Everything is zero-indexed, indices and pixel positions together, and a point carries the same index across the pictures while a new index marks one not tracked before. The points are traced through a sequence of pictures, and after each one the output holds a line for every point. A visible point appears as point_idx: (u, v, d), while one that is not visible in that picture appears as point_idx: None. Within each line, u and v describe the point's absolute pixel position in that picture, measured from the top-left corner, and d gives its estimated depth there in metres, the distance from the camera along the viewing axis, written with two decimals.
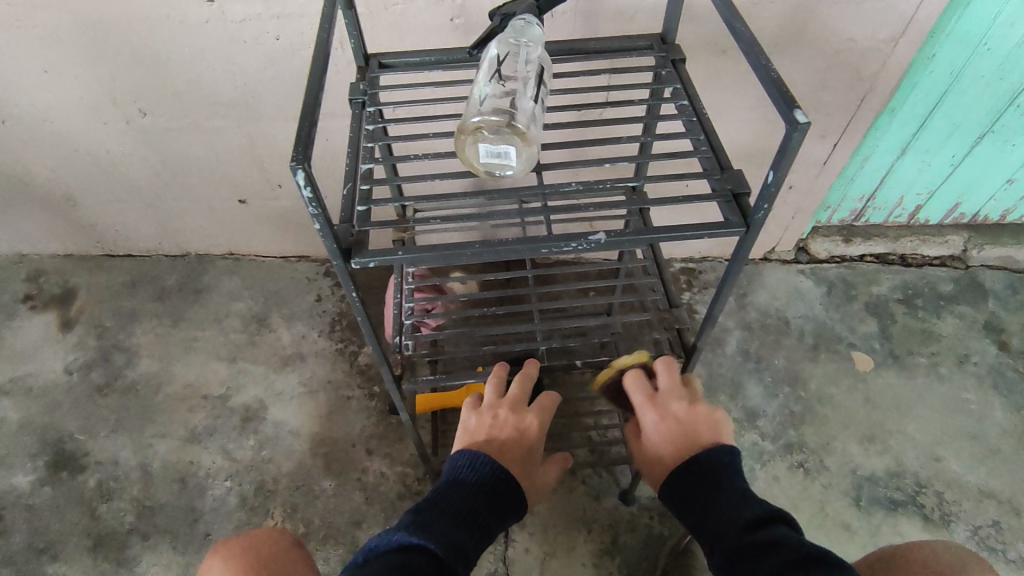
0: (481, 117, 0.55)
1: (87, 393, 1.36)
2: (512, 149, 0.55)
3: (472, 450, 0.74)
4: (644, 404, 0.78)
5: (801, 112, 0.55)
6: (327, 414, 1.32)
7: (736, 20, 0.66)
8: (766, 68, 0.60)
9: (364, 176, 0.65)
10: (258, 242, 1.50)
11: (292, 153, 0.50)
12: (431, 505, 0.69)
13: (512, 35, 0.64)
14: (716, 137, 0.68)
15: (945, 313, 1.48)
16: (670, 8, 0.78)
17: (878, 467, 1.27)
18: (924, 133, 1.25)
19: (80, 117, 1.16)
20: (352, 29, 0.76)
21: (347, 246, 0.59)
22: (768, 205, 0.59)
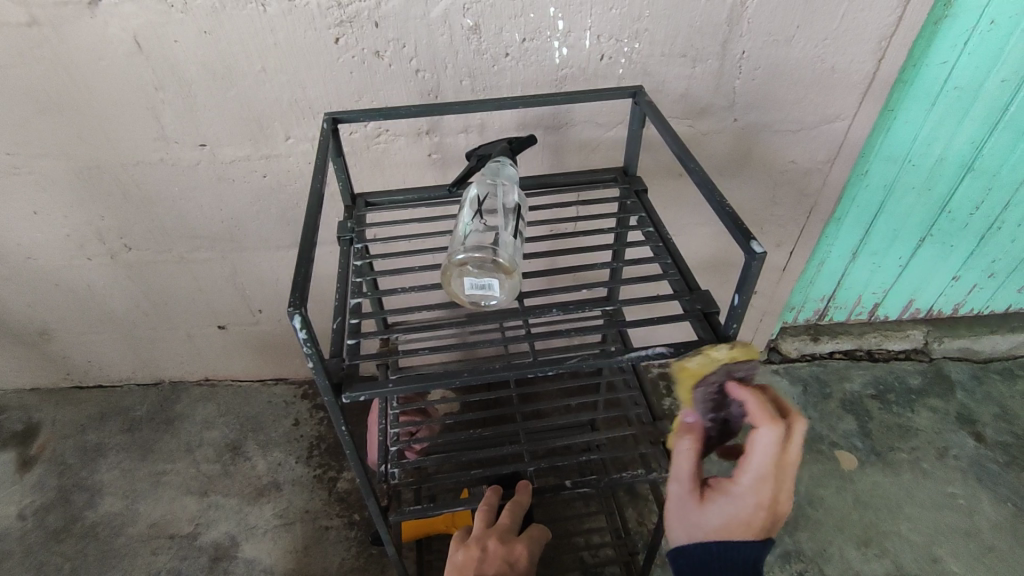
0: (465, 254, 0.59)
1: (41, 540, 1.27)
2: (496, 282, 0.58)
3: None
4: (763, 481, 0.61)
5: (756, 241, 0.59)
6: (304, 548, 1.25)
7: (687, 159, 0.71)
8: (721, 200, 0.66)
9: (352, 310, 0.68)
10: (235, 366, 1.48)
11: (290, 299, 0.53)
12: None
13: (488, 176, 0.70)
14: (683, 262, 0.73)
15: (918, 406, 1.51)
16: (630, 145, 0.87)
17: (879, 572, 1.23)
18: (871, 238, 1.35)
19: (64, 253, 1.18)
20: (340, 172, 0.82)
21: (339, 381, 0.60)
22: (738, 324, 0.62)
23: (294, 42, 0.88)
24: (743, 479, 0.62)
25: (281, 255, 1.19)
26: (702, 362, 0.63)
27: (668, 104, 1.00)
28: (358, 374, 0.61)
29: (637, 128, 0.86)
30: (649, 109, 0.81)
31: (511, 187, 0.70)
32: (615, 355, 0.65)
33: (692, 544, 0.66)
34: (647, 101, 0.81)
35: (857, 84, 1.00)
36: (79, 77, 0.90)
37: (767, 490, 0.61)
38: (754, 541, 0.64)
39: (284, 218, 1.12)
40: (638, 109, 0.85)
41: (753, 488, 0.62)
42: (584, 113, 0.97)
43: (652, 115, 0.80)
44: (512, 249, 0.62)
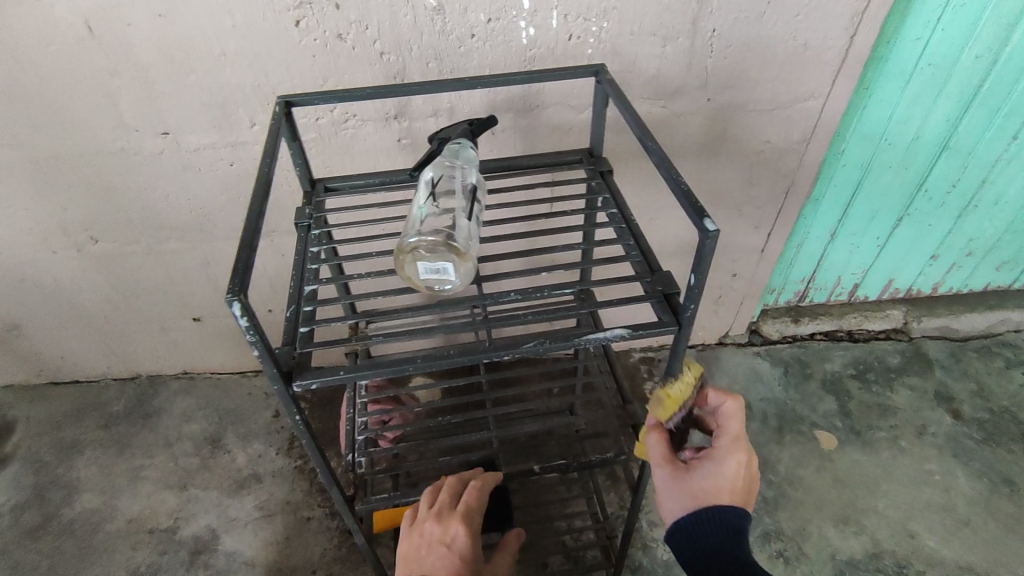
0: (418, 237, 0.58)
1: (18, 538, 1.25)
2: (450, 265, 0.57)
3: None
4: (738, 440, 0.69)
5: (711, 219, 0.59)
6: (285, 539, 1.24)
7: (647, 138, 0.69)
8: (678, 179, 0.64)
9: (308, 298, 0.66)
10: (213, 359, 1.47)
11: (228, 286, 0.52)
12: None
13: (446, 160, 0.69)
14: (645, 243, 0.72)
15: (897, 385, 1.52)
16: (596, 126, 0.85)
17: (857, 549, 1.24)
18: (849, 218, 1.35)
19: (29, 247, 1.15)
20: (301, 159, 0.81)
21: (289, 371, 0.59)
22: (695, 305, 0.62)
23: (253, 25, 0.86)
24: (720, 441, 0.70)
25: None
26: (683, 389, 0.73)
27: (640, 84, 0.99)
28: (310, 364, 0.60)
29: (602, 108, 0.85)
30: (612, 87, 0.79)
31: (468, 170, 0.69)
32: (573, 338, 0.64)
33: (685, 515, 0.70)
34: (611, 80, 0.80)
35: (829, 62, 0.99)
36: (32, 65, 0.88)
37: (739, 451, 0.69)
38: (738, 505, 0.68)
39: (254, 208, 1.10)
40: (602, 88, 0.83)
41: (733, 448, 0.69)
42: (554, 95, 0.95)
43: (615, 95, 0.78)
44: (469, 231, 0.61)
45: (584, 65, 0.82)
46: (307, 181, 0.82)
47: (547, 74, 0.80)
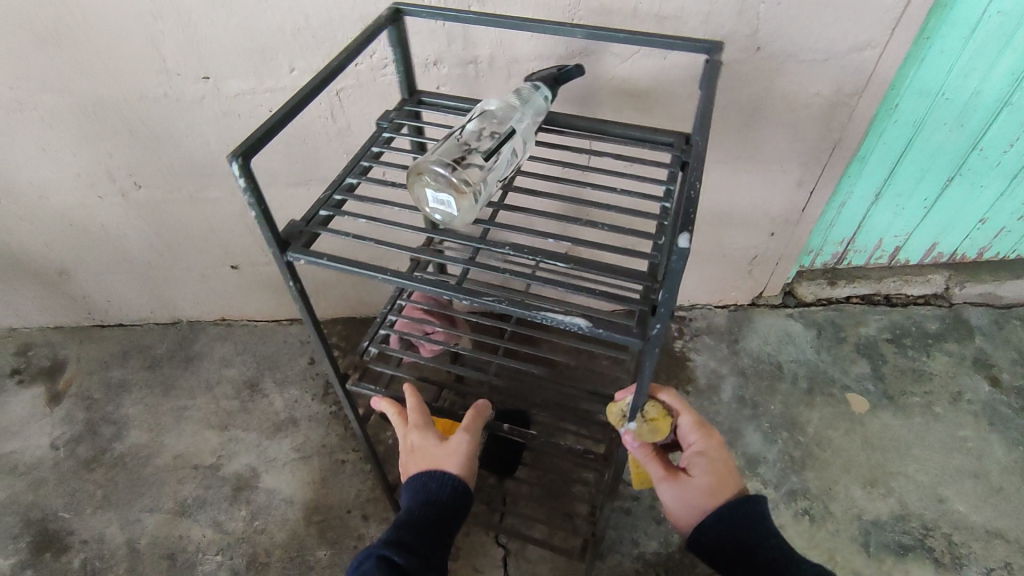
0: (431, 164, 0.63)
1: (73, 469, 1.33)
2: (450, 200, 0.62)
3: (414, 476, 0.82)
4: (706, 431, 0.82)
5: (691, 238, 0.54)
6: (321, 480, 1.29)
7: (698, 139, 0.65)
8: (698, 185, 0.60)
9: (343, 188, 0.74)
10: (249, 306, 1.50)
11: (240, 146, 0.59)
12: (397, 534, 0.78)
13: (516, 98, 0.73)
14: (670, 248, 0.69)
15: (935, 351, 1.49)
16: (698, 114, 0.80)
17: (884, 511, 1.25)
18: (895, 178, 1.30)
19: (75, 191, 1.18)
20: (400, 65, 0.85)
21: (287, 242, 0.67)
22: (663, 324, 0.58)
23: None
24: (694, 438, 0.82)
25: (291, 194, 1.19)
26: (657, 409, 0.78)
27: (688, 31, 0.96)
28: (308, 241, 0.68)
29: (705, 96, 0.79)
30: (711, 77, 0.74)
31: (528, 115, 0.72)
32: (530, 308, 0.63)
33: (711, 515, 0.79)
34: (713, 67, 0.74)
35: (890, 8, 0.94)
36: (78, 4, 0.88)
37: (715, 437, 0.82)
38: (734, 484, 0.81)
39: (293, 156, 1.10)
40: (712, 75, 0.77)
41: (708, 438, 0.82)
42: (600, 44, 0.92)
43: (707, 84, 0.73)
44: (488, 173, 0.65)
45: (702, 42, 0.76)
46: (405, 89, 0.88)
47: (658, 40, 0.76)
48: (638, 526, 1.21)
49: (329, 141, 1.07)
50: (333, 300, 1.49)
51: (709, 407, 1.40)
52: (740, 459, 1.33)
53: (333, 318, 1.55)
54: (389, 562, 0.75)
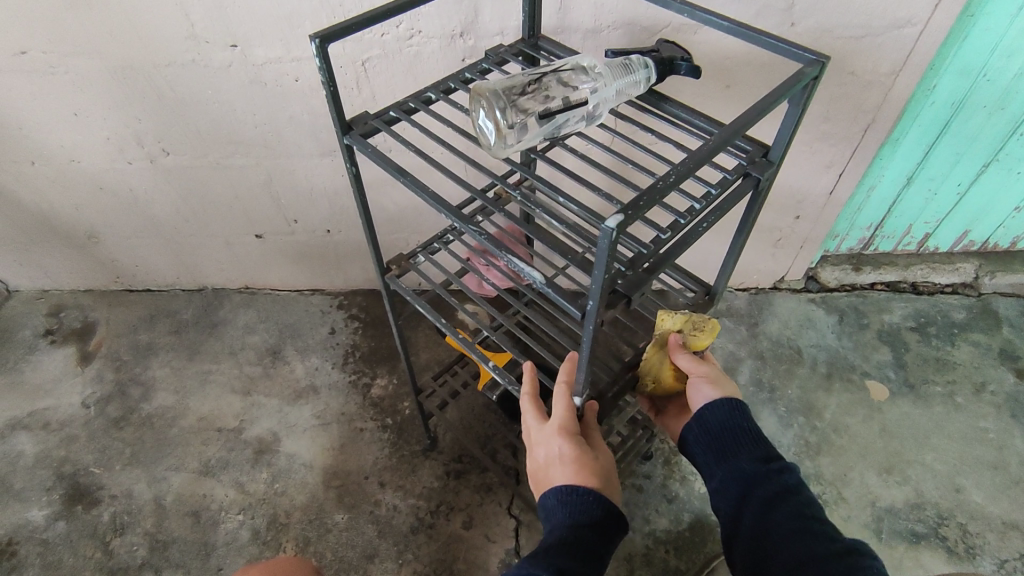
0: (492, 94, 0.67)
1: (103, 427, 1.37)
2: (488, 130, 0.67)
3: (564, 491, 0.73)
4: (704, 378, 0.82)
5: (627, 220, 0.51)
6: (340, 446, 1.32)
7: (723, 139, 0.57)
8: (681, 173, 0.55)
9: (421, 99, 0.78)
10: (273, 275, 1.53)
11: (323, 29, 0.62)
12: (561, 562, 0.68)
13: (619, 67, 0.70)
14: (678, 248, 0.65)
15: (960, 341, 1.47)
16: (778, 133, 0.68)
17: (899, 498, 1.24)
18: (928, 162, 1.27)
19: (107, 156, 1.20)
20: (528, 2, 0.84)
21: (352, 126, 0.73)
22: (594, 300, 0.58)
23: None
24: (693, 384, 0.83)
25: (317, 164, 1.20)
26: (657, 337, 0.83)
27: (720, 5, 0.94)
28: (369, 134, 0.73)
29: (794, 115, 0.67)
30: (792, 83, 0.62)
31: (622, 84, 0.70)
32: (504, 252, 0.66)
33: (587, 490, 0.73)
34: (800, 68, 0.62)
35: None
36: None
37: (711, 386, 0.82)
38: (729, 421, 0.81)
39: (317, 125, 1.11)
40: (808, 89, 0.65)
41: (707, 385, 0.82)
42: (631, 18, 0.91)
43: (781, 92, 0.61)
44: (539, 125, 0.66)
45: (805, 48, 0.64)
46: (529, 28, 0.86)
47: (757, 34, 0.65)
48: (650, 504, 1.22)
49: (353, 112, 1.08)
50: (355, 271, 1.51)
51: None
52: None
53: (354, 289, 1.57)
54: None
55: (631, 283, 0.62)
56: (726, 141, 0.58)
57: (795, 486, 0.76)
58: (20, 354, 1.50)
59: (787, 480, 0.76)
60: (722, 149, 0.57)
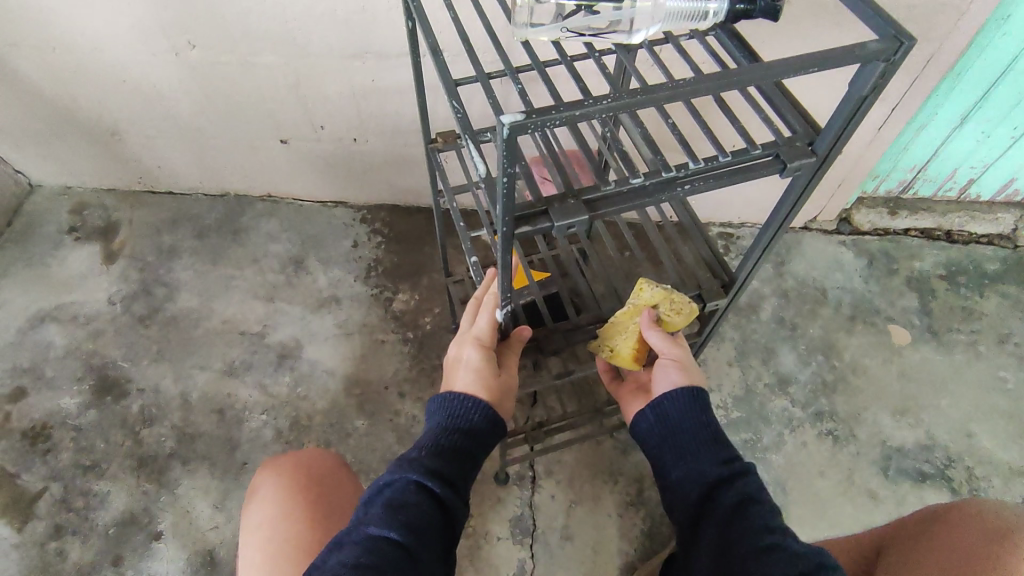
0: None
1: (130, 323, 1.40)
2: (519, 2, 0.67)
3: (456, 395, 0.79)
4: (672, 361, 0.83)
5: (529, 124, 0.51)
6: (361, 356, 1.34)
7: (702, 87, 0.54)
8: (618, 103, 0.53)
9: None
10: (296, 184, 1.51)
11: None
12: (433, 460, 0.73)
13: None
14: (633, 199, 0.63)
15: (989, 292, 1.45)
16: (831, 115, 0.62)
17: (909, 439, 1.26)
18: (986, 102, 1.20)
19: (131, 47, 1.16)
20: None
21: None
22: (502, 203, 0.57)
23: None
24: (661, 363, 0.84)
25: (346, 67, 1.15)
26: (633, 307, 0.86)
27: None
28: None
29: (863, 102, 0.61)
30: (853, 56, 0.56)
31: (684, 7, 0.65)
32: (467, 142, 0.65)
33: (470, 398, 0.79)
34: (874, 41, 0.57)
35: None
36: None
37: (677, 370, 0.83)
38: (691, 416, 0.80)
39: (350, 23, 1.06)
40: (876, 73, 0.59)
41: (675, 368, 0.83)
42: None
43: (833, 61, 0.56)
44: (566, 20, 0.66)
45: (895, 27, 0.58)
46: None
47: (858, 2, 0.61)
48: None
49: (387, 11, 1.03)
50: (379, 185, 1.48)
51: (747, 324, 1.39)
52: (772, 377, 1.34)
53: (378, 204, 1.55)
54: (425, 490, 0.71)
55: (564, 209, 0.61)
56: (707, 92, 0.54)
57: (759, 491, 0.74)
58: (46, 250, 1.50)
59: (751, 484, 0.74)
60: (691, 95, 0.54)
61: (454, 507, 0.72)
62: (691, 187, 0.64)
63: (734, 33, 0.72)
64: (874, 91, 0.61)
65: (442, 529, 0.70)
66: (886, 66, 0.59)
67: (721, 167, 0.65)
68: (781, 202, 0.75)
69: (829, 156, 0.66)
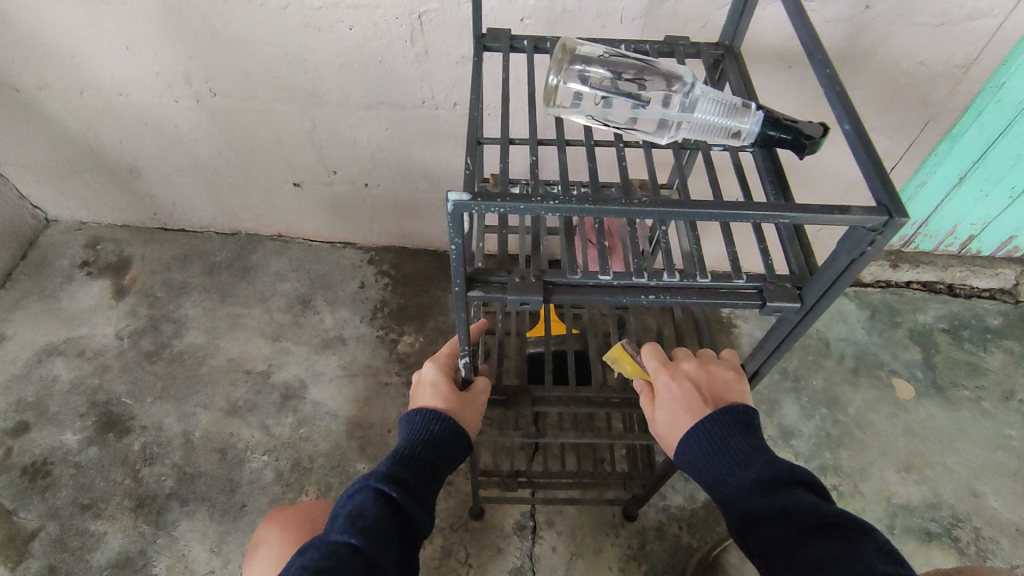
0: (579, 62, 0.69)
1: (136, 359, 1.41)
2: (557, 83, 0.68)
3: (415, 410, 0.76)
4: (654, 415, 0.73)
5: (476, 209, 0.52)
6: (364, 398, 1.35)
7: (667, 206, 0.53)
8: (568, 206, 0.53)
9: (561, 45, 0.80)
10: (307, 225, 1.54)
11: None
12: (393, 467, 0.69)
13: (731, 105, 0.68)
14: (594, 292, 0.63)
15: (992, 347, 1.45)
16: (822, 263, 0.60)
17: (915, 497, 1.25)
18: (983, 163, 1.22)
19: (152, 91, 1.20)
20: (739, 11, 0.79)
21: (483, 35, 0.78)
22: (455, 267, 0.58)
23: None
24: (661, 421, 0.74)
25: (361, 117, 1.19)
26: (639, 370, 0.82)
27: None
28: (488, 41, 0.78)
29: (854, 264, 0.57)
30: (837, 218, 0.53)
31: (714, 120, 0.68)
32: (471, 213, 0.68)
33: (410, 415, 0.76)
34: (865, 210, 0.53)
35: None
36: None
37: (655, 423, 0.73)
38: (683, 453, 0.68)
39: (367, 76, 1.10)
40: (867, 241, 0.55)
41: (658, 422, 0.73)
42: None
43: (808, 218, 0.53)
44: (600, 116, 0.69)
45: (896, 199, 0.54)
46: (729, 37, 0.82)
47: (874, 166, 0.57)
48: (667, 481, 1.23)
49: (404, 66, 1.07)
50: (388, 227, 1.51)
51: None
52: (775, 429, 1.33)
53: (387, 246, 1.58)
54: (384, 495, 0.67)
55: (519, 286, 0.62)
56: (665, 215, 0.54)
57: (810, 529, 0.56)
58: (57, 284, 1.52)
59: (795, 521, 0.57)
60: (650, 214, 0.53)
61: (417, 514, 0.68)
62: (657, 298, 0.63)
63: (769, 155, 0.71)
64: (864, 256, 0.56)
65: (400, 539, 0.66)
66: (876, 236, 0.55)
67: (698, 285, 0.64)
68: (766, 343, 0.72)
69: (815, 305, 0.64)
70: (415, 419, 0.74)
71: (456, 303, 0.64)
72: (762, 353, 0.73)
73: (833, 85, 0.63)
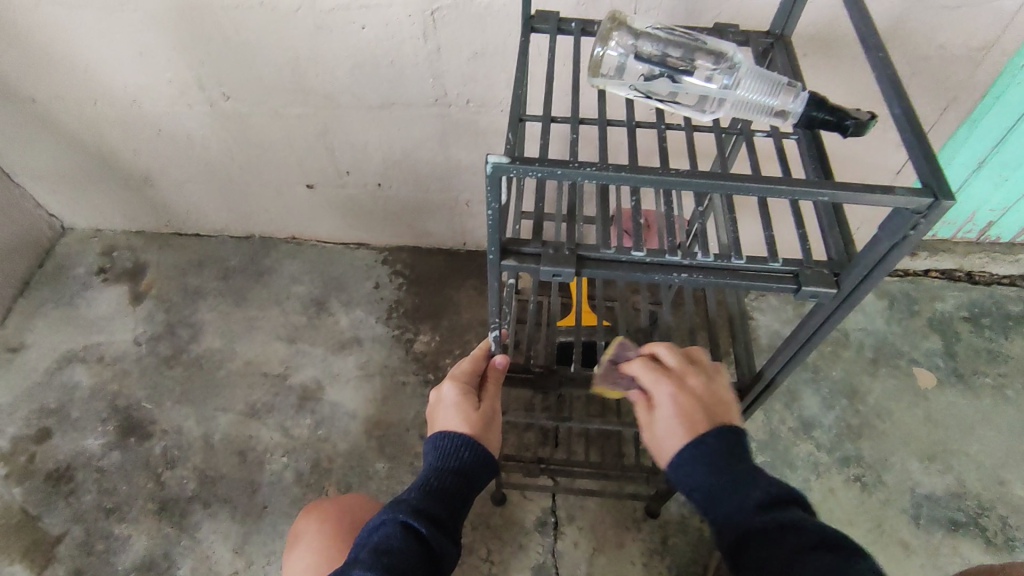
0: (627, 32, 0.70)
1: (154, 364, 1.42)
2: (601, 53, 0.71)
3: (439, 435, 0.76)
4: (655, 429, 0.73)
5: (515, 170, 0.53)
6: (382, 398, 1.35)
7: (706, 178, 0.53)
8: (605, 173, 0.53)
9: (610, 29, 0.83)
10: (321, 227, 1.54)
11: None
12: (420, 499, 0.70)
13: (775, 83, 0.67)
14: (626, 267, 0.63)
15: (1014, 334, 1.43)
16: (860, 249, 0.59)
17: (939, 486, 1.24)
18: (1003, 147, 1.20)
19: (167, 97, 1.20)
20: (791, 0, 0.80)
21: (532, 17, 0.82)
22: (493, 230, 0.59)
23: None
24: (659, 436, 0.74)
25: (373, 117, 1.19)
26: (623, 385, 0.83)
27: None
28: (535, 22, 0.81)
29: (894, 249, 0.57)
30: (880, 197, 0.52)
31: (756, 99, 0.68)
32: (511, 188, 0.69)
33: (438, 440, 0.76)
34: (909, 190, 0.52)
35: None
36: None
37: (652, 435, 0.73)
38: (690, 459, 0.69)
39: (379, 78, 1.10)
40: (908, 224, 0.55)
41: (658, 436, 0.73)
42: None
43: (848, 197, 0.53)
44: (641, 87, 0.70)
45: (943, 183, 0.53)
46: (780, 26, 0.83)
47: (924, 153, 0.57)
48: None
49: (415, 65, 1.07)
50: (401, 227, 1.51)
51: None
52: (796, 420, 1.32)
53: (400, 246, 1.58)
54: (412, 531, 0.67)
55: (553, 257, 0.62)
56: (702, 186, 0.54)
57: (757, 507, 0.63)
58: (75, 291, 1.54)
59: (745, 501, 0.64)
60: (683, 184, 0.53)
61: (443, 548, 0.68)
62: (690, 277, 0.63)
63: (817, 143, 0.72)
64: (907, 241, 0.56)
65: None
66: (919, 219, 0.54)
67: (733, 268, 0.63)
68: (798, 331, 0.71)
69: (852, 293, 0.63)
70: (442, 447, 0.75)
71: (491, 271, 0.65)
72: (797, 340, 0.72)
73: (884, 69, 0.64)
